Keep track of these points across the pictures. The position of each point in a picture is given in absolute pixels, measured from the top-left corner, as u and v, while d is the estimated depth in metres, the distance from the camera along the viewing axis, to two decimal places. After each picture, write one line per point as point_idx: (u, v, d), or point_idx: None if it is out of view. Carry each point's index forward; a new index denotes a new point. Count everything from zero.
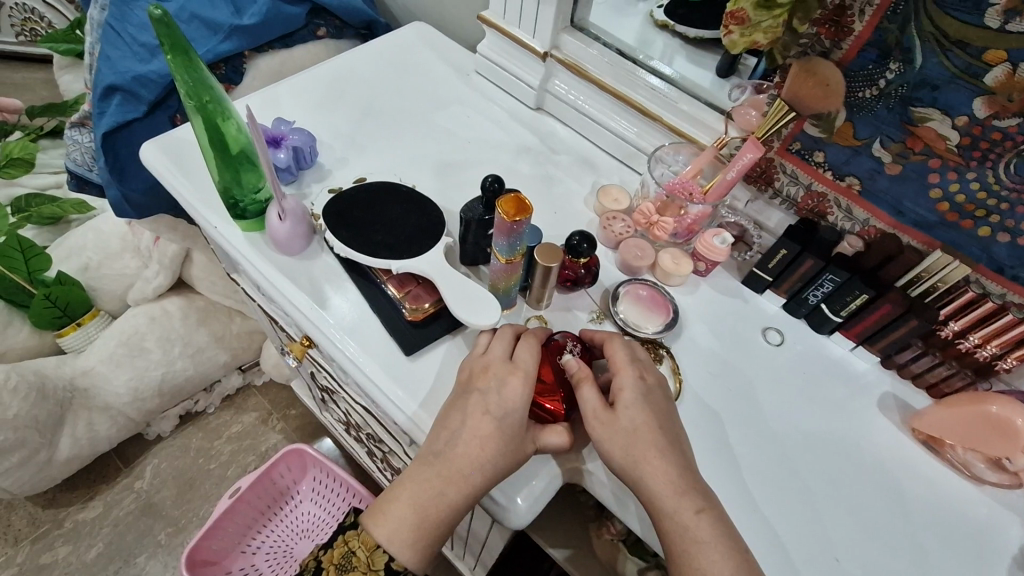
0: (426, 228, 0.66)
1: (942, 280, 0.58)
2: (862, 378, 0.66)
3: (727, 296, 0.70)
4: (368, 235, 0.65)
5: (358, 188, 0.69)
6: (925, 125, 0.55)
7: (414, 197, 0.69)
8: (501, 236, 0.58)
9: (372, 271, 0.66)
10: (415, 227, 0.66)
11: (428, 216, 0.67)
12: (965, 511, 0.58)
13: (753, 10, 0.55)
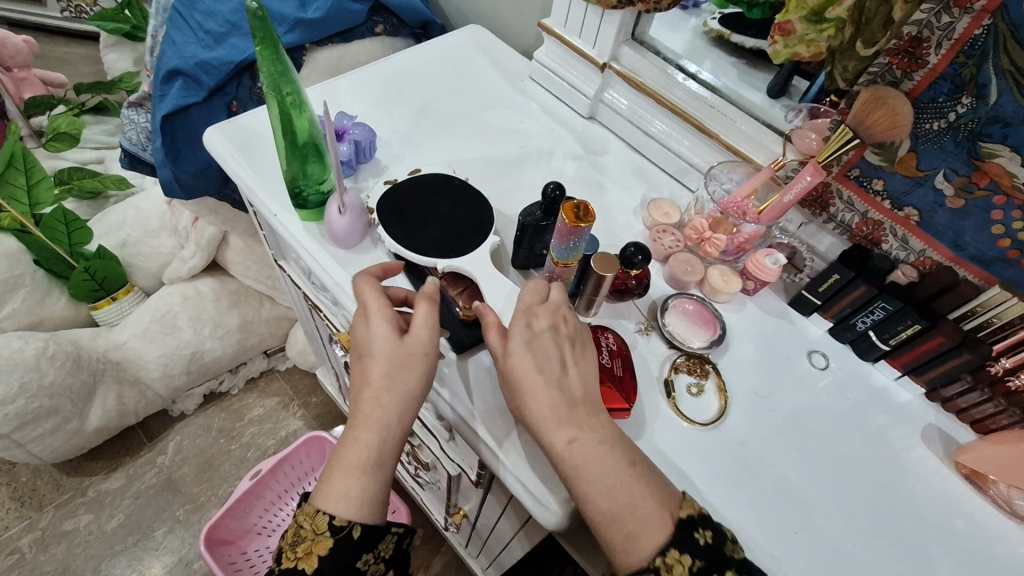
0: (472, 227, 0.67)
1: (997, 317, 0.58)
2: (907, 409, 0.66)
3: (774, 317, 0.70)
4: (420, 230, 0.66)
5: (415, 181, 0.71)
6: (993, 161, 0.56)
7: (469, 195, 0.70)
8: (559, 241, 0.60)
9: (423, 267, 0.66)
10: (464, 225, 0.67)
11: (479, 216, 0.68)
12: (1006, 549, 0.58)
13: (800, 22, 0.58)
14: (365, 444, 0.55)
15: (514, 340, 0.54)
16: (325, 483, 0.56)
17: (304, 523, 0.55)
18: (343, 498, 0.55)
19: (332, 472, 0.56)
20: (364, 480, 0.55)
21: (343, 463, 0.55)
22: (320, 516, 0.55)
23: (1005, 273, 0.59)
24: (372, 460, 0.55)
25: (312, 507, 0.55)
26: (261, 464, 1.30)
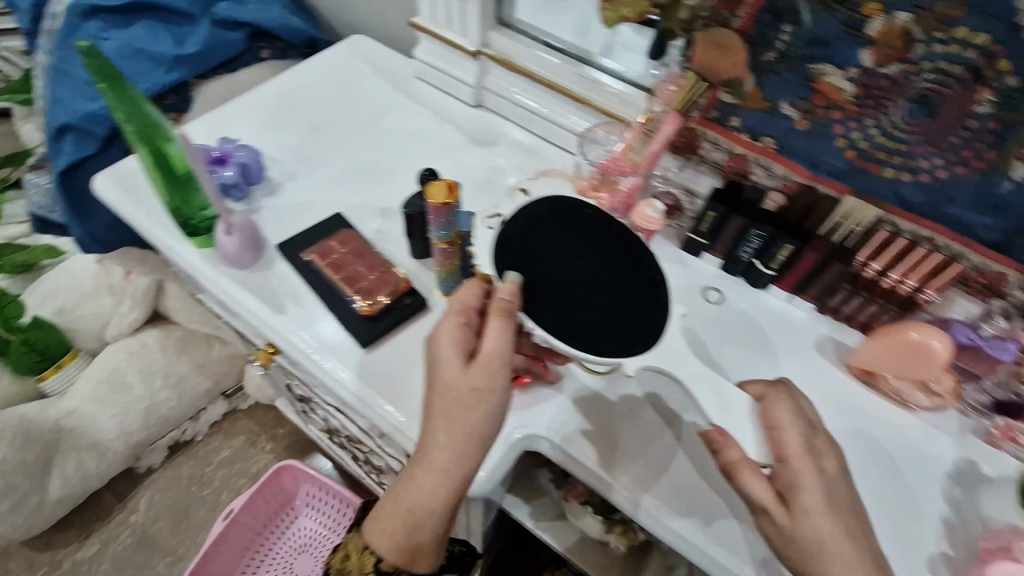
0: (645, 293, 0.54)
1: (856, 224, 0.63)
2: (801, 325, 0.69)
3: (669, 263, 0.73)
4: (578, 313, 0.52)
5: (541, 235, 0.56)
6: (824, 80, 0.59)
7: (614, 248, 0.55)
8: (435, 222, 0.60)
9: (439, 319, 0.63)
10: (626, 302, 0.53)
11: (644, 279, 0.54)
12: (900, 435, 0.61)
13: None
14: (411, 510, 0.56)
15: (835, 489, 0.51)
16: (375, 522, 0.58)
17: (357, 554, 0.59)
18: (397, 548, 0.57)
19: (381, 520, 0.58)
20: (412, 538, 0.57)
21: (396, 521, 0.57)
22: (366, 554, 0.58)
23: (858, 181, 0.62)
24: (420, 520, 0.56)
25: (366, 543, 0.58)
26: (233, 505, 1.30)
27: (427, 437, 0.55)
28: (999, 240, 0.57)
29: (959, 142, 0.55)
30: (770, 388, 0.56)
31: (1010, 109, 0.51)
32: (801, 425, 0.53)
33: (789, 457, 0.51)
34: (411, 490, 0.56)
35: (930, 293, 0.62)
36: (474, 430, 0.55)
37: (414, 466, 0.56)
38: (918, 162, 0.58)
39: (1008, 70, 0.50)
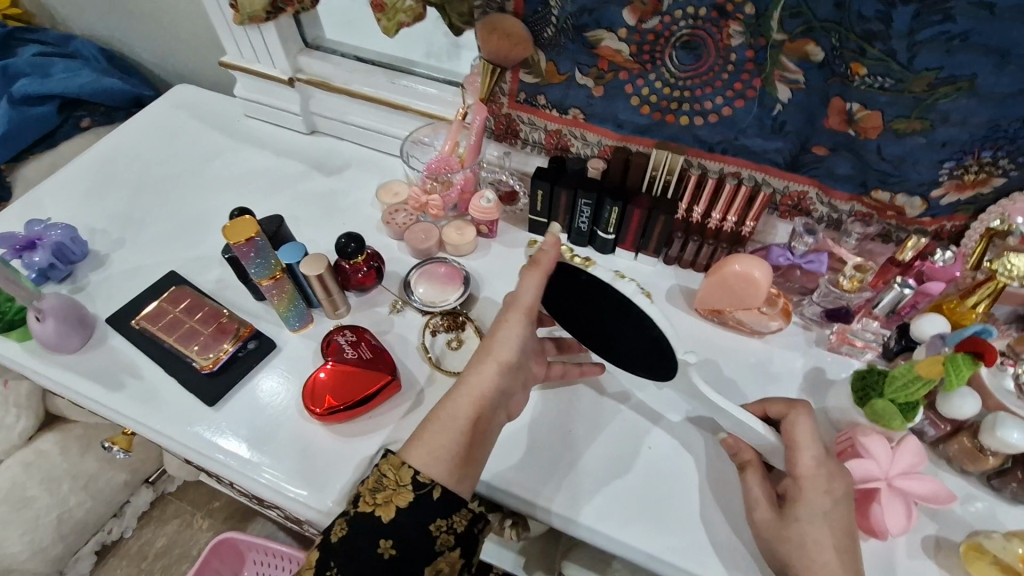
0: (650, 333, 0.51)
1: (672, 172, 0.64)
2: (651, 279, 0.71)
3: (518, 247, 0.74)
4: (633, 348, 0.55)
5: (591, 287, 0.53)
6: (603, 44, 0.61)
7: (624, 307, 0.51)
8: (246, 262, 0.58)
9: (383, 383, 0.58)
10: (640, 347, 0.54)
11: (645, 332, 0.51)
12: (752, 360, 0.64)
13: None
14: (466, 399, 0.52)
15: (817, 501, 0.48)
16: (414, 440, 0.51)
17: (388, 471, 0.49)
18: (437, 458, 0.49)
19: (420, 436, 0.51)
20: (462, 437, 0.50)
21: (438, 425, 0.51)
22: (405, 467, 0.49)
23: (660, 135, 0.65)
24: (454, 417, 0.51)
25: (400, 458, 0.49)
26: None
27: (496, 330, 0.54)
28: (788, 160, 0.61)
29: (728, 78, 0.58)
30: (790, 408, 0.53)
31: (757, 37, 0.54)
32: (819, 450, 0.50)
33: (801, 471, 0.49)
34: (469, 381, 0.52)
35: (751, 225, 0.64)
36: (514, 308, 0.54)
37: (484, 350, 0.54)
38: (702, 104, 0.61)
39: (745, 3, 0.52)
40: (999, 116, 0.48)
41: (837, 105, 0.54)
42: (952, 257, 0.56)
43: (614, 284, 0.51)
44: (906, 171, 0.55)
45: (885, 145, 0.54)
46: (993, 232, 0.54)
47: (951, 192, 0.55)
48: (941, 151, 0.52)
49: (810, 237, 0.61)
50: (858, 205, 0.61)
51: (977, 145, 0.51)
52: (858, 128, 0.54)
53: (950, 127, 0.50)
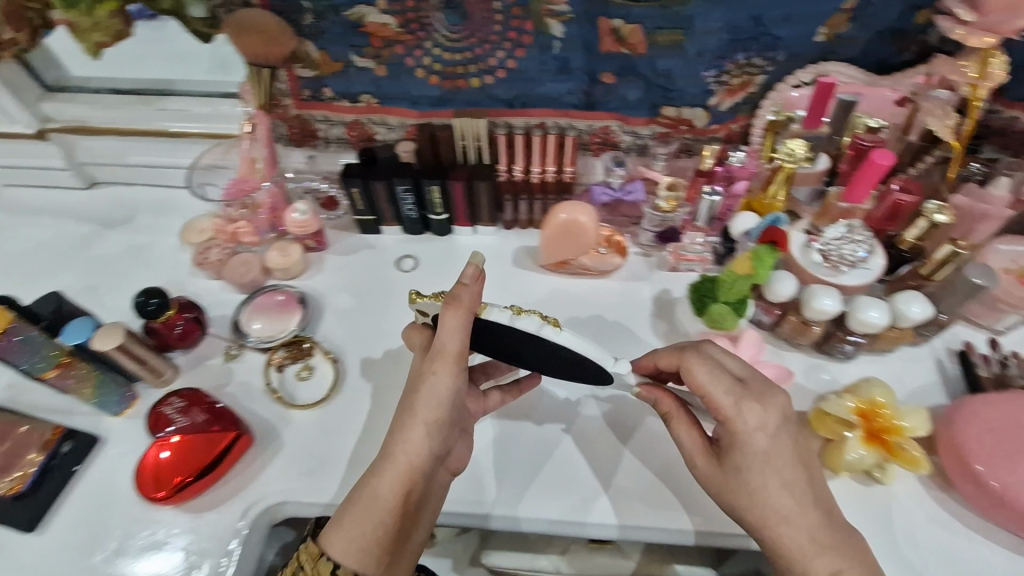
0: (584, 363, 0.48)
1: (478, 137, 0.62)
2: (495, 249, 0.70)
3: (353, 253, 0.69)
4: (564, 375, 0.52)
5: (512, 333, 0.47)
6: (368, 21, 0.57)
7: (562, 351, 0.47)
8: (19, 353, 0.51)
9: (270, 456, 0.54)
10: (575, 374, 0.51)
11: (580, 365, 0.48)
12: (605, 301, 0.65)
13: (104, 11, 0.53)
14: (393, 478, 0.46)
15: (753, 445, 0.44)
16: (337, 522, 0.46)
17: (304, 561, 0.45)
18: (359, 541, 0.45)
19: (341, 516, 0.46)
20: (389, 518, 0.46)
21: (361, 507, 0.45)
22: (325, 558, 0.44)
23: (458, 103, 0.63)
24: (377, 497, 0.46)
25: (316, 547, 0.45)
26: None
27: (420, 385, 0.47)
28: (583, 100, 0.61)
29: (500, 29, 0.56)
30: (681, 356, 0.48)
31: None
32: (727, 386, 0.45)
33: (725, 418, 0.45)
34: (397, 449, 0.46)
35: (570, 169, 0.64)
36: (442, 359, 0.46)
37: (408, 413, 0.47)
38: (487, 61, 0.59)
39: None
40: (733, 19, 0.51)
41: (604, 30, 0.54)
42: (745, 155, 0.59)
43: (516, 326, 0.46)
44: (682, 86, 0.57)
45: (656, 60, 0.56)
46: (773, 124, 0.57)
47: (725, 97, 0.58)
48: (700, 60, 0.55)
49: (620, 169, 0.63)
50: (656, 125, 0.62)
51: (727, 49, 0.54)
52: (626, 48, 0.55)
53: (699, 34, 0.53)
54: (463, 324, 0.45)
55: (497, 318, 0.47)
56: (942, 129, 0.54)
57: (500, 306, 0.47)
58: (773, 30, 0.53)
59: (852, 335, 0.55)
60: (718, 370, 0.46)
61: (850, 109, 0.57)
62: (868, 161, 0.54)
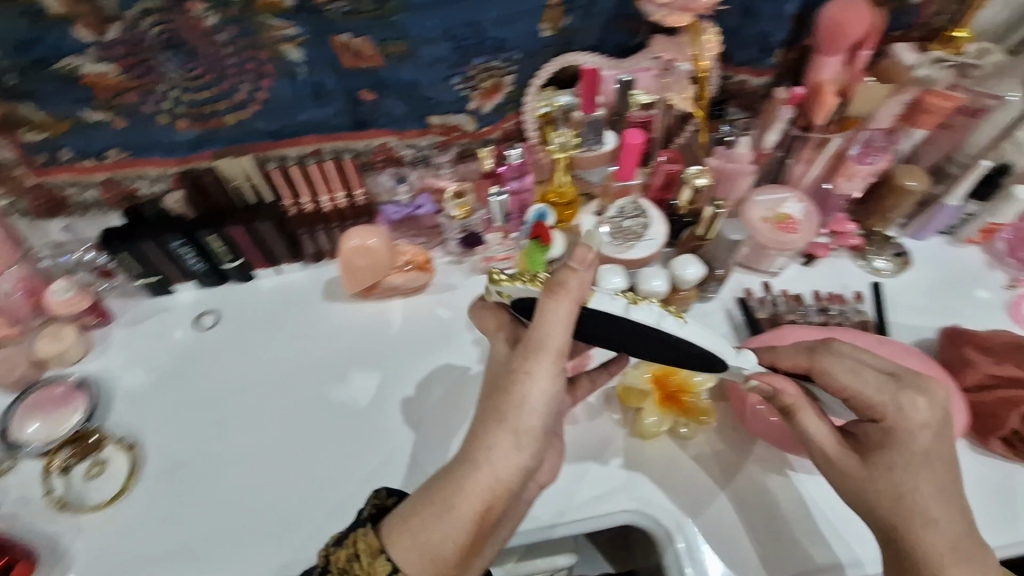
0: (699, 358, 0.43)
1: (250, 176, 0.59)
2: (304, 285, 0.66)
3: (142, 320, 0.63)
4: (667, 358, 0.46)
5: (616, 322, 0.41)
6: (84, 73, 0.51)
7: (678, 343, 0.41)
8: None
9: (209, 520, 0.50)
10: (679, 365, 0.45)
11: (688, 356, 0.42)
12: (419, 315, 0.64)
13: None
14: (479, 483, 0.41)
15: (899, 471, 0.43)
16: (408, 509, 0.42)
17: (361, 554, 0.41)
18: (427, 551, 0.40)
19: (409, 519, 0.41)
20: (460, 535, 0.41)
21: (439, 509, 0.41)
22: (381, 557, 0.40)
23: (220, 143, 0.59)
24: (453, 507, 0.41)
25: (377, 540, 0.41)
26: None
27: (513, 389, 0.42)
28: (352, 122, 0.59)
29: (234, 63, 0.52)
30: (815, 355, 0.46)
31: (227, 8, 0.48)
32: (874, 381, 0.44)
33: (879, 411, 0.43)
34: (488, 464, 0.41)
35: (361, 192, 0.62)
36: (540, 355, 0.41)
37: (493, 417, 0.42)
38: (234, 97, 0.55)
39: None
40: (448, 27, 0.52)
41: (338, 47, 0.52)
42: (521, 151, 0.61)
43: (631, 317, 0.40)
44: (434, 94, 0.57)
45: (399, 72, 0.55)
46: (546, 113, 0.61)
47: (482, 100, 0.60)
48: (437, 69, 0.55)
49: (402, 185, 0.63)
50: (433, 134, 0.62)
51: (458, 58, 0.55)
52: (367, 62, 0.54)
53: (423, 48, 0.53)
54: (569, 316, 0.39)
55: (611, 307, 0.40)
56: (683, 102, 0.59)
57: (609, 293, 0.41)
58: (494, 33, 0.54)
59: None
60: (863, 371, 0.44)
61: (628, 87, 0.59)
62: (623, 142, 0.57)
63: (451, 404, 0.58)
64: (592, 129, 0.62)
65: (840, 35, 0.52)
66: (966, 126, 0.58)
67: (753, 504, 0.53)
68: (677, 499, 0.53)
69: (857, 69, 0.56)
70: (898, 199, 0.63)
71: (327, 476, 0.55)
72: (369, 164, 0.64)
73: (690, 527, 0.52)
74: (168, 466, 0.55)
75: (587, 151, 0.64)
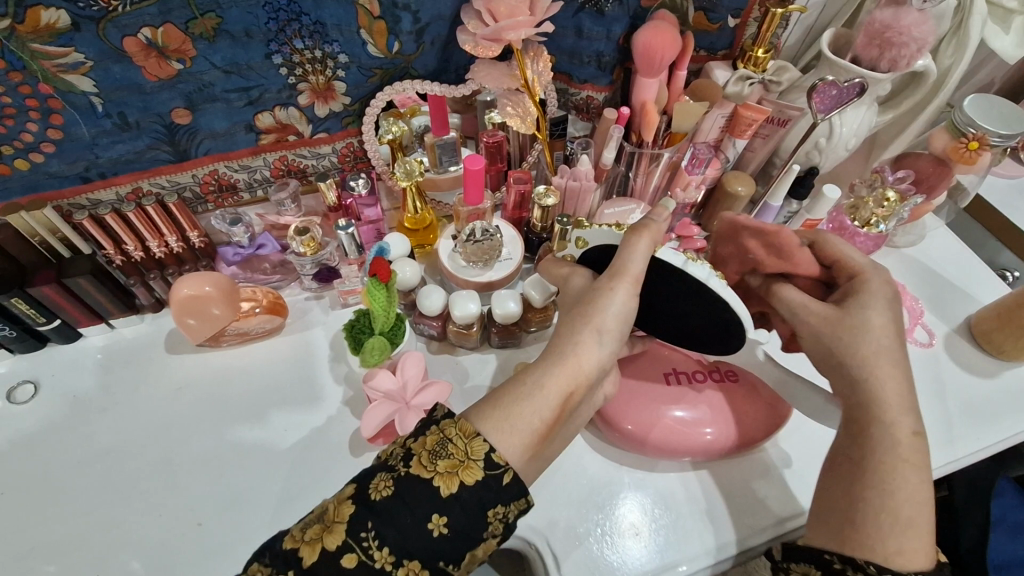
0: (723, 321, 0.46)
1: (55, 228, 0.52)
2: (144, 337, 0.61)
3: None
4: (684, 326, 0.50)
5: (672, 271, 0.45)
6: None
7: (703, 297, 0.44)
8: None
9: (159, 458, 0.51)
10: (700, 325, 0.49)
11: (717, 315, 0.46)
12: (274, 354, 0.61)
13: None
14: (564, 371, 0.41)
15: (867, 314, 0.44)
16: (486, 404, 0.40)
17: (455, 436, 0.38)
18: (517, 428, 0.38)
19: (497, 401, 0.40)
20: (548, 414, 0.39)
21: (523, 394, 0.40)
22: (477, 439, 0.37)
23: (13, 194, 0.52)
24: (543, 388, 0.40)
25: (471, 425, 0.38)
26: None
27: (596, 299, 0.43)
28: (172, 153, 0.55)
29: (10, 101, 0.46)
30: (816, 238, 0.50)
31: None
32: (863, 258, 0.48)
33: (860, 273, 0.46)
34: (578, 355, 0.41)
35: (198, 234, 0.59)
36: (622, 278, 0.43)
37: (582, 315, 0.42)
38: (19, 139, 0.48)
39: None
40: None
41: (135, 49, 0.46)
42: (367, 181, 0.59)
43: (687, 272, 0.43)
44: (254, 79, 0.52)
45: (210, 56, 0.49)
46: (393, 139, 0.59)
47: (315, 101, 0.56)
48: (254, 43, 0.49)
49: (239, 225, 0.59)
50: (266, 154, 0.59)
51: (275, 31, 0.49)
52: (174, 56, 0.48)
53: (232, 10, 0.46)
54: (649, 248, 0.43)
55: (671, 261, 0.43)
56: (519, 123, 0.60)
57: (673, 250, 0.44)
58: (309, 9, 0.49)
59: (504, 327, 0.58)
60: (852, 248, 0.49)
61: (488, 107, 0.62)
62: (465, 167, 0.58)
63: (316, 452, 0.55)
64: (446, 151, 0.64)
65: (653, 60, 0.56)
66: (776, 134, 0.64)
67: (618, 509, 0.53)
68: (543, 515, 0.52)
69: (675, 91, 0.62)
70: (730, 203, 0.67)
71: (174, 552, 0.49)
72: (199, 199, 0.61)
73: (559, 541, 0.51)
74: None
75: (446, 172, 0.66)
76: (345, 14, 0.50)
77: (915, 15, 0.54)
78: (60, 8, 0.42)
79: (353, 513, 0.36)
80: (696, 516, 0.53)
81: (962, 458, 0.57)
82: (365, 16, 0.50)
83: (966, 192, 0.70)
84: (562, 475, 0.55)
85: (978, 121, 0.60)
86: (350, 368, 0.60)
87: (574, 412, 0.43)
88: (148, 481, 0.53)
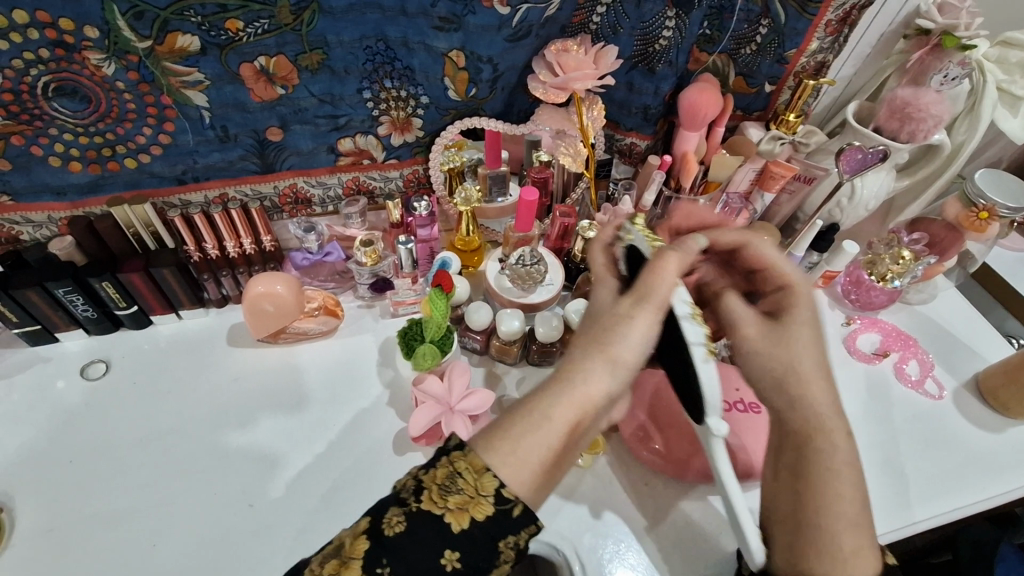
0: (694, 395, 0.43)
1: (150, 223, 0.58)
2: (209, 329, 0.66)
3: (27, 369, 0.61)
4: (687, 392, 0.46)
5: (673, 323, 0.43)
6: None
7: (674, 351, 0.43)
8: None
9: (225, 453, 0.57)
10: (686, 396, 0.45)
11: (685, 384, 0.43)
12: (329, 354, 0.65)
13: None
14: (572, 401, 0.41)
15: None
16: (495, 436, 0.40)
17: (464, 471, 0.38)
18: (527, 463, 0.39)
19: (507, 432, 0.40)
20: (556, 445, 0.40)
21: (531, 427, 0.40)
22: (487, 475, 0.38)
23: (116, 188, 0.58)
24: (551, 419, 0.40)
25: (481, 459, 0.38)
26: None
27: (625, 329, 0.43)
28: (259, 164, 0.61)
29: (134, 107, 0.52)
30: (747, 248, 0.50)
31: (125, 55, 0.48)
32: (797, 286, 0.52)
33: None
34: (585, 384, 0.41)
35: (269, 238, 0.65)
36: (644, 304, 0.43)
37: (597, 346, 0.42)
38: (133, 140, 0.54)
39: (79, 28, 0.45)
40: (361, 35, 0.53)
41: (248, 74, 0.53)
42: (428, 202, 0.65)
43: (682, 324, 0.41)
44: (343, 108, 0.59)
45: (310, 85, 0.55)
46: (453, 168, 0.66)
47: (392, 132, 0.63)
48: (350, 78, 0.56)
49: (312, 234, 0.65)
50: (341, 174, 0.66)
51: (369, 71, 0.56)
52: (280, 82, 0.54)
53: (337, 48, 0.53)
54: (676, 277, 0.43)
55: (677, 309, 0.42)
56: (570, 162, 0.65)
57: (687, 298, 0.43)
58: (402, 56, 0.56)
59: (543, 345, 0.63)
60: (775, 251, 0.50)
61: (534, 145, 0.69)
62: (520, 198, 0.64)
63: (359, 448, 0.58)
64: (496, 182, 0.70)
65: (697, 116, 0.63)
66: (801, 191, 0.71)
67: (642, 529, 0.56)
68: (572, 525, 0.56)
69: (713, 144, 0.69)
70: None
71: (224, 533, 0.52)
72: (276, 209, 0.67)
73: (586, 551, 0.54)
74: (40, 530, 0.51)
75: (493, 203, 0.72)
76: (434, 66, 0.57)
77: (932, 95, 0.60)
78: (195, 35, 0.48)
79: (367, 551, 0.36)
80: (713, 536, 0.56)
81: (967, 507, 0.60)
82: (451, 66, 0.58)
83: (975, 259, 0.75)
84: (589, 489, 0.58)
85: (987, 192, 0.67)
86: (395, 373, 0.64)
87: (583, 437, 0.43)
88: (205, 464, 0.56)
